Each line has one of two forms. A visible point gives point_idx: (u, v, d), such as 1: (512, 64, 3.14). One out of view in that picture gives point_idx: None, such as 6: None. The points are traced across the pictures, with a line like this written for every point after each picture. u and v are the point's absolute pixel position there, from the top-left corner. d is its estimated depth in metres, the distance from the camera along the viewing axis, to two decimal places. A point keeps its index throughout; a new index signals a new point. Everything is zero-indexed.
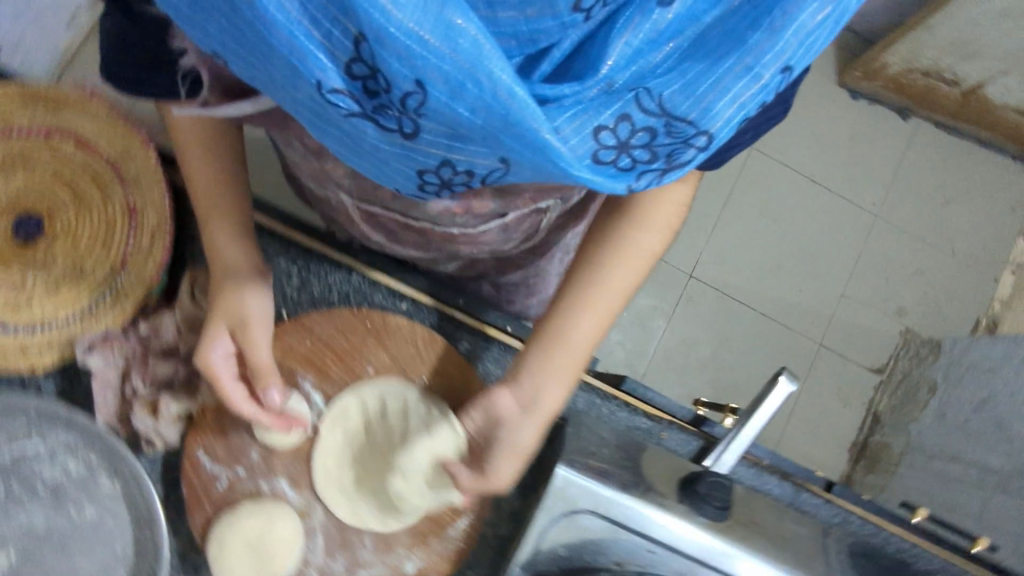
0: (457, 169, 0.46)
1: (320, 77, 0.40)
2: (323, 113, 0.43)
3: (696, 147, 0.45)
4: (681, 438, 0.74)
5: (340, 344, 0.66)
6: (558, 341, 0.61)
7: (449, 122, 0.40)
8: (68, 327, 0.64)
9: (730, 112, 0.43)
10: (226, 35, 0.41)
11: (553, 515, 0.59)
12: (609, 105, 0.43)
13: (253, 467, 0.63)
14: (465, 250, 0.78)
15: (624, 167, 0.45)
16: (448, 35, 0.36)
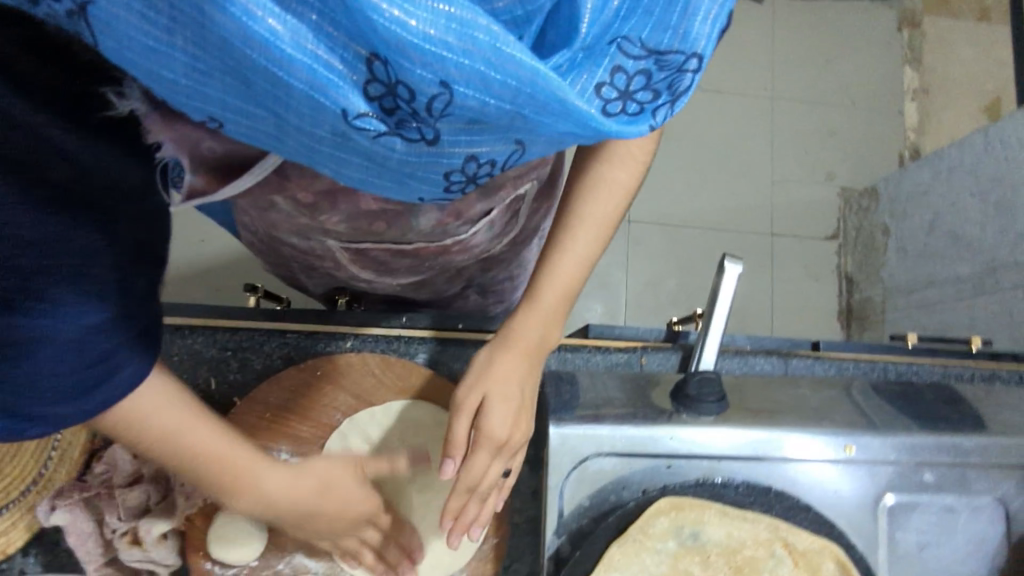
0: (481, 161, 0.46)
1: (345, 104, 0.38)
2: (343, 144, 0.41)
3: (691, 71, 0.46)
4: (660, 357, 0.74)
5: (298, 403, 0.65)
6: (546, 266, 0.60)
7: (481, 114, 0.40)
8: (28, 498, 0.61)
9: (708, 29, 0.45)
10: (234, 93, 0.37)
11: (565, 473, 0.58)
12: (600, 62, 0.43)
13: (264, 555, 0.61)
14: (457, 257, 0.83)
15: (635, 112, 0.45)
16: (464, 31, 0.35)
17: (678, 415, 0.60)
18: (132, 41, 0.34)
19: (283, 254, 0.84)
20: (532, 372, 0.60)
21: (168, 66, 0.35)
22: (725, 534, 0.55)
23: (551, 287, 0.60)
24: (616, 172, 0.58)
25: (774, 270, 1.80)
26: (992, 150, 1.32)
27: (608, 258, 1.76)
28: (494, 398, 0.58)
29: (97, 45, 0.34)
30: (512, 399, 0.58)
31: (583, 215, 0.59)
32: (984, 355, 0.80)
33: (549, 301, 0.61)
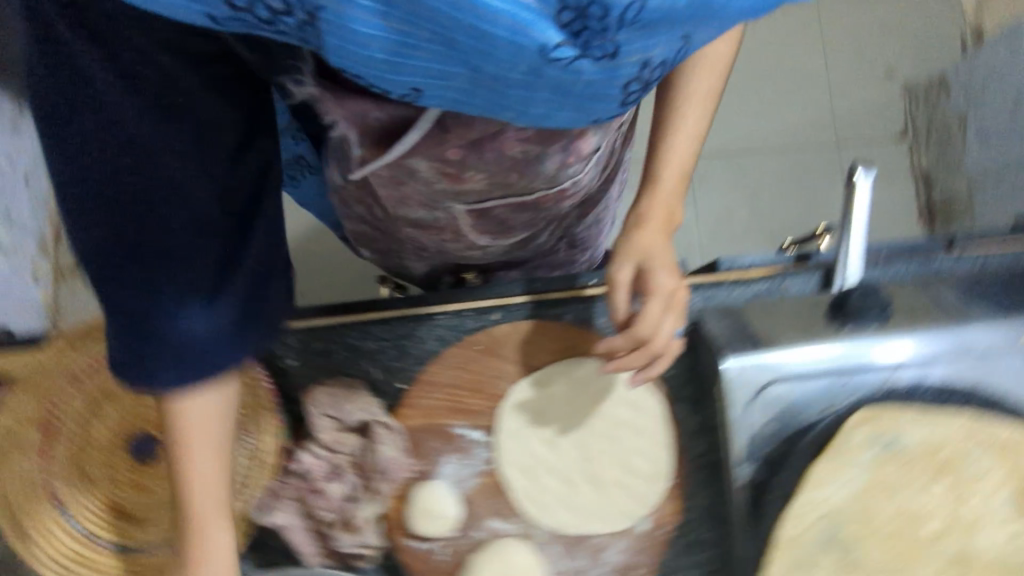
0: (656, 64, 0.43)
1: (543, 40, 0.37)
2: (533, 82, 0.41)
3: None
4: (800, 280, 0.74)
5: (466, 377, 0.67)
6: (664, 138, 0.65)
7: (660, 12, 0.37)
8: (230, 507, 0.64)
9: None
10: (433, 56, 0.40)
11: (746, 400, 0.59)
12: None
13: (462, 523, 0.64)
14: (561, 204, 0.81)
15: None
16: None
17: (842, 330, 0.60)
18: (358, 33, 0.38)
19: (401, 236, 0.88)
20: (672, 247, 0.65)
21: (378, 47, 0.39)
22: (925, 434, 0.54)
23: (673, 162, 0.65)
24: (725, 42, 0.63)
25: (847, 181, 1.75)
26: None
27: None
28: (650, 258, 0.62)
29: (326, 42, 0.39)
30: (666, 255, 0.63)
31: (694, 89, 0.64)
32: None
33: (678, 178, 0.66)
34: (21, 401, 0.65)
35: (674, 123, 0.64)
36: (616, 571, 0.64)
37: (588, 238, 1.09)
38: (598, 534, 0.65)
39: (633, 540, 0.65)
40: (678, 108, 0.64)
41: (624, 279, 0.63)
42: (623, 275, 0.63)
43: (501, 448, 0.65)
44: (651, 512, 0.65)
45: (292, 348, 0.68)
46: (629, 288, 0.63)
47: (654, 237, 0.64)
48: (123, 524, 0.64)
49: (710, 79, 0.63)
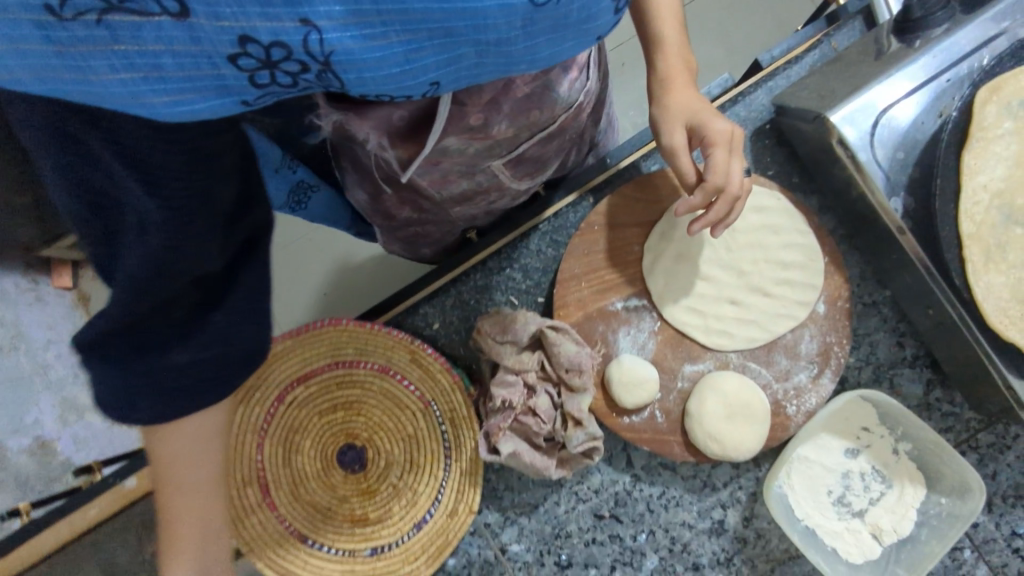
0: None
1: None
2: (541, 28, 0.32)
3: None
4: (845, 33, 0.74)
5: (601, 259, 0.68)
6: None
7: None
8: (455, 469, 0.68)
9: None
10: (429, 36, 0.30)
11: (869, 141, 0.61)
12: None
13: (664, 381, 0.67)
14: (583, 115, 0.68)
15: None
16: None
17: (913, 47, 0.63)
18: (364, 60, 0.30)
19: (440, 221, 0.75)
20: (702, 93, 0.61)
21: (393, 65, 0.31)
22: None
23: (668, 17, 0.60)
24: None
25: None
26: None
27: None
28: (697, 114, 0.59)
29: (344, 83, 0.31)
30: (706, 105, 0.60)
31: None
32: None
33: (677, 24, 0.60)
34: (222, 472, 0.65)
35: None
36: (817, 358, 0.67)
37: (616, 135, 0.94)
38: (787, 334, 0.67)
39: (818, 323, 0.67)
40: None
41: (679, 146, 0.61)
42: (677, 142, 0.60)
43: (664, 302, 0.67)
44: (821, 291, 0.68)
45: (432, 314, 0.71)
46: (688, 150, 0.61)
47: (687, 94, 0.60)
48: (370, 529, 0.67)
49: None
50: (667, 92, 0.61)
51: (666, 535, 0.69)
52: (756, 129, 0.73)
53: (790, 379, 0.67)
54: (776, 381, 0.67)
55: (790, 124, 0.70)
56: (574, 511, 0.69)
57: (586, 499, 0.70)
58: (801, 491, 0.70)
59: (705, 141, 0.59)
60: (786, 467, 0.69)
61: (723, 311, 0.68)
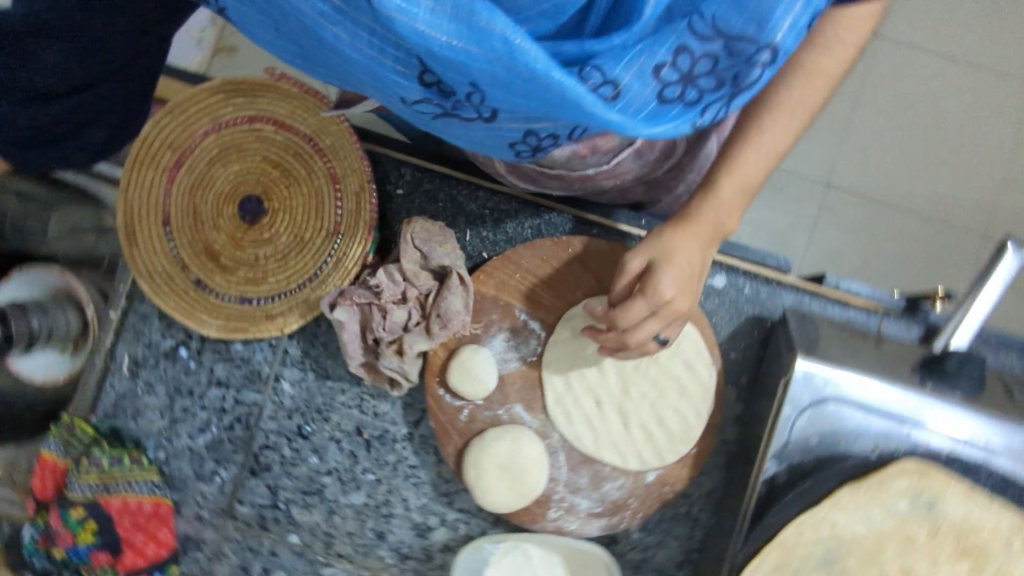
0: (542, 135, 0.44)
1: (402, 94, 0.38)
2: (426, 120, 0.42)
3: (762, 64, 0.40)
4: (902, 326, 0.71)
5: (547, 274, 0.68)
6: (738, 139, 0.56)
7: (494, 72, 0.33)
8: (303, 292, 0.72)
9: (793, 19, 0.38)
10: (316, 63, 0.40)
11: (800, 406, 0.60)
12: (662, 41, 0.38)
13: (490, 398, 0.67)
14: (603, 185, 0.67)
15: (692, 99, 0.40)
16: (478, 36, 0.31)
17: (922, 387, 0.60)
18: (257, 34, 0.39)
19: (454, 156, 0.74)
20: (704, 254, 0.59)
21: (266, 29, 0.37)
22: None
23: (735, 177, 0.56)
24: (824, 60, 0.52)
25: None
26: None
27: None
28: (666, 262, 0.57)
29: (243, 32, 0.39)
30: (683, 268, 0.57)
31: (784, 101, 0.54)
32: None
33: (738, 193, 0.57)
34: (166, 124, 0.72)
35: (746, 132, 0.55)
36: (607, 503, 0.66)
37: None
38: (606, 466, 0.66)
39: (636, 484, 0.66)
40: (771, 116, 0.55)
41: (633, 267, 0.60)
42: (635, 265, 0.59)
43: (552, 345, 0.67)
44: (663, 466, 0.66)
45: (405, 179, 0.74)
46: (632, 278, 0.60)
47: (697, 249, 0.57)
48: (207, 265, 0.73)
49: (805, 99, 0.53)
50: (673, 226, 0.59)
51: (384, 494, 0.72)
52: (758, 316, 0.71)
53: (574, 495, 0.66)
54: (564, 485, 0.66)
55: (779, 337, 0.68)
56: (346, 408, 0.72)
57: (362, 412, 0.72)
58: (502, 569, 0.68)
59: (643, 288, 0.58)
60: (512, 541, 0.68)
61: (583, 401, 0.67)
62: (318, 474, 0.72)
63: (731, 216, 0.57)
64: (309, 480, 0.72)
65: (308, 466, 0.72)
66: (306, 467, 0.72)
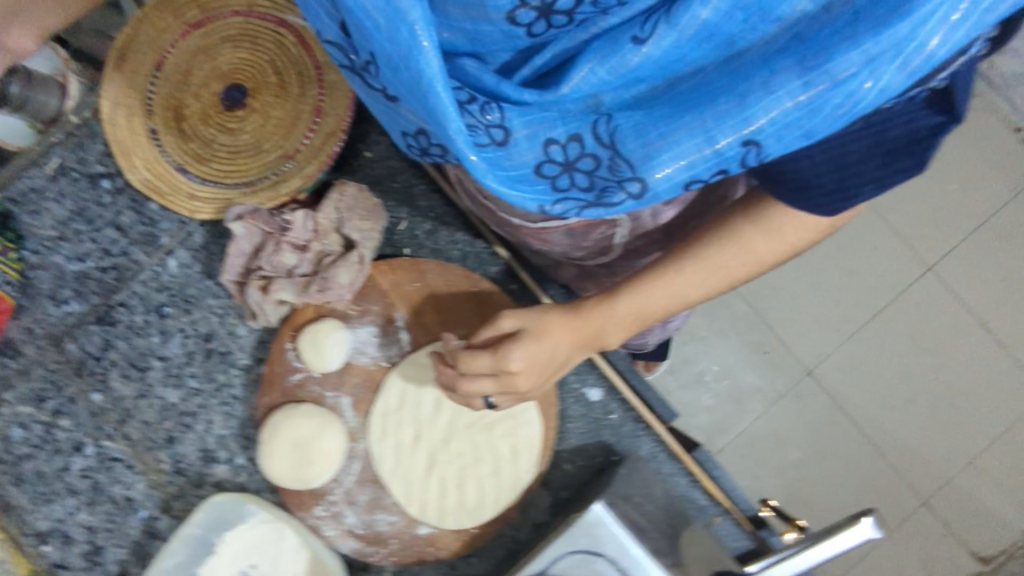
0: (430, 140, 0.54)
1: (319, 26, 0.49)
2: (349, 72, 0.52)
3: (628, 193, 0.50)
4: (734, 533, 0.68)
5: (442, 298, 0.68)
6: (652, 271, 0.61)
7: (390, 51, 0.43)
8: (233, 192, 0.73)
9: (668, 172, 0.48)
10: None
11: (573, 548, 0.58)
12: (565, 123, 0.50)
13: (327, 375, 0.67)
14: (536, 247, 0.70)
15: (561, 186, 0.52)
16: (396, 14, 0.41)
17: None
18: None
19: None
20: (571, 353, 0.63)
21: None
22: None
23: (631, 299, 0.61)
24: (757, 242, 0.58)
25: (893, 531, 1.57)
26: None
27: (761, 383, 1.61)
28: (532, 341, 0.60)
29: None
30: (540, 347, 0.60)
31: (704, 256, 0.60)
32: None
33: (630, 317, 0.62)
34: None
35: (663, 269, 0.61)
36: (371, 531, 0.65)
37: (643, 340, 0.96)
38: (390, 497, 0.65)
39: (406, 529, 0.65)
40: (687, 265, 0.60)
41: (502, 326, 0.63)
42: (505, 324, 0.62)
43: (409, 361, 0.67)
44: (437, 527, 0.64)
45: (378, 147, 0.74)
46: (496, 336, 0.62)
47: (566, 339, 0.62)
48: (167, 122, 0.74)
49: (727, 270, 0.60)
50: (558, 312, 0.62)
51: (194, 405, 0.72)
52: (611, 446, 0.69)
53: (345, 504, 0.65)
54: (343, 491, 0.65)
55: (610, 474, 0.66)
56: (209, 312, 0.73)
57: (219, 324, 0.73)
58: (253, 534, 0.68)
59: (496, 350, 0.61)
60: (277, 521, 0.69)
61: (405, 427, 0.66)
62: (150, 353, 0.73)
63: (618, 333, 0.63)
64: (141, 355, 0.73)
65: (146, 342, 0.73)
66: (144, 342, 0.73)
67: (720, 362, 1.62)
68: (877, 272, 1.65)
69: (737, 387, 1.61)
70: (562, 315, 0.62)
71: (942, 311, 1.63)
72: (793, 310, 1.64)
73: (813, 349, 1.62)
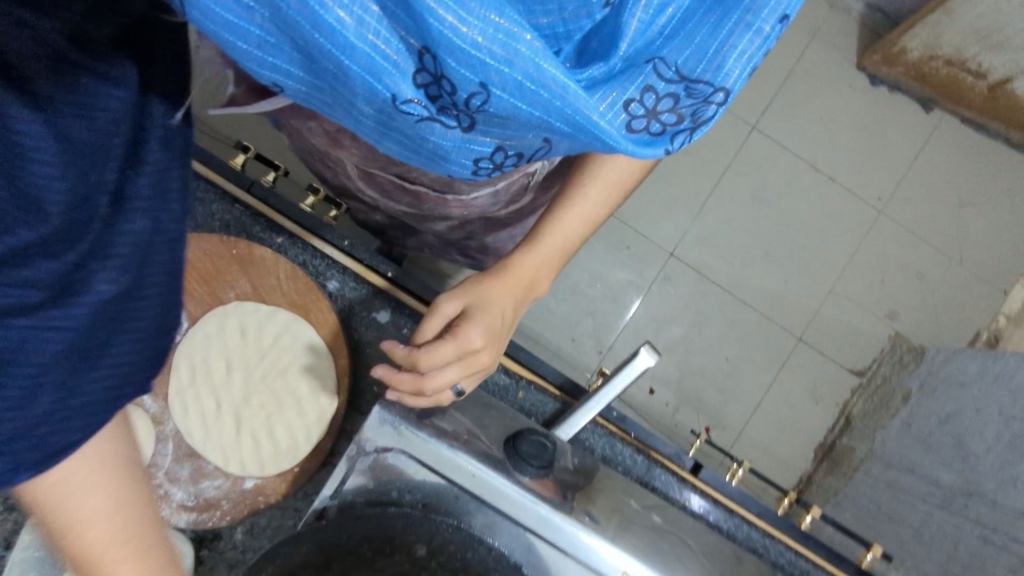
0: (508, 151, 0.49)
1: (395, 91, 0.40)
2: (389, 123, 0.44)
3: (716, 104, 0.46)
4: (538, 398, 0.77)
5: (206, 268, 0.72)
6: (559, 209, 0.75)
7: (506, 76, 0.39)
8: None
9: (740, 69, 0.44)
10: (304, 67, 0.40)
11: (363, 449, 0.64)
12: (632, 79, 0.44)
13: None
14: (455, 211, 0.79)
15: (655, 132, 0.47)
16: (508, 41, 0.37)
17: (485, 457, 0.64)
18: (216, 15, 0.37)
19: (307, 147, 0.84)
20: (512, 305, 0.74)
21: (242, 37, 0.39)
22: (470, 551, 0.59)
23: (558, 233, 0.75)
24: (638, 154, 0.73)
25: (781, 372, 1.63)
26: (1002, 370, 1.19)
27: (630, 276, 1.66)
28: (479, 310, 0.70)
29: (241, 47, 0.39)
30: (493, 317, 0.71)
31: (597, 178, 0.73)
32: (850, 567, 0.78)
33: (551, 254, 0.76)
34: None
35: (565, 202, 0.74)
36: (199, 499, 0.68)
37: None
38: (210, 464, 0.69)
39: (232, 489, 0.68)
40: (584, 190, 0.74)
41: (448, 312, 0.71)
42: (450, 307, 0.70)
43: (193, 333, 0.71)
44: (261, 476, 0.68)
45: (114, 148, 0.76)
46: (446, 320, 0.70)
47: (507, 295, 0.73)
48: None
49: (618, 182, 0.73)
50: (489, 277, 0.73)
51: None
52: None
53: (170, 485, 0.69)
54: (161, 472, 0.68)
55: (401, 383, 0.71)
56: None
57: None
58: None
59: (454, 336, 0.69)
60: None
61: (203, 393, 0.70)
62: None
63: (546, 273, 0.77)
64: None
65: None
66: None
67: (589, 268, 1.66)
68: (708, 144, 1.72)
69: (609, 285, 1.65)
70: (492, 278, 0.73)
71: (774, 160, 1.70)
72: (642, 198, 1.69)
73: (669, 230, 1.68)
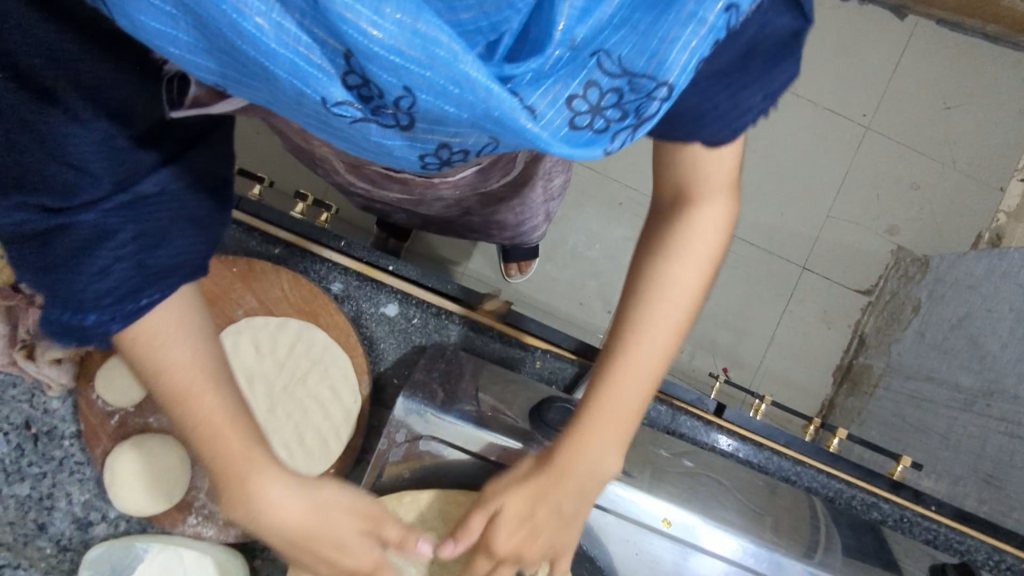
0: (455, 150, 0.41)
1: (321, 93, 0.35)
2: (326, 124, 0.38)
3: (658, 98, 0.39)
4: (558, 364, 0.76)
5: (210, 288, 0.72)
6: (606, 389, 0.58)
7: (430, 79, 0.33)
8: None
9: (686, 58, 0.37)
10: (225, 64, 0.36)
11: (394, 441, 0.66)
12: (575, 73, 0.37)
13: (142, 406, 0.74)
14: (446, 191, 0.78)
15: (600, 128, 0.39)
16: (427, 45, 0.31)
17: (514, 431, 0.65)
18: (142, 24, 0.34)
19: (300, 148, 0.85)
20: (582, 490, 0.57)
21: (174, 44, 0.35)
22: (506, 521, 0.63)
23: (636, 366, 0.57)
24: (671, 266, 0.57)
25: (790, 303, 1.64)
26: (1008, 267, 1.19)
27: None
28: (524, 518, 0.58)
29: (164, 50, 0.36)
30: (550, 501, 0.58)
31: (640, 329, 0.57)
32: (882, 483, 0.80)
33: (614, 427, 0.57)
34: None
35: (610, 366, 0.58)
36: None
37: (516, 231, 1.06)
38: None
39: None
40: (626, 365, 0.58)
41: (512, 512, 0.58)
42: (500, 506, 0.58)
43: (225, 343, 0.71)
44: None
45: None
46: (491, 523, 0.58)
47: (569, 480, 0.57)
48: None
49: (669, 308, 0.57)
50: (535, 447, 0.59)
51: (47, 487, 0.74)
52: (421, 345, 0.75)
53: (213, 504, 0.72)
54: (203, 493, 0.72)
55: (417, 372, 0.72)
56: (14, 401, 0.74)
57: (31, 407, 0.74)
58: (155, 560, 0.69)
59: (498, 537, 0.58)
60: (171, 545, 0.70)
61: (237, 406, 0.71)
62: None
63: (616, 437, 0.57)
64: None
65: None
66: None
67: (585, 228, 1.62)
68: None
69: (609, 244, 1.61)
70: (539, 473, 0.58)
71: None
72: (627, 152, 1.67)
73: None
